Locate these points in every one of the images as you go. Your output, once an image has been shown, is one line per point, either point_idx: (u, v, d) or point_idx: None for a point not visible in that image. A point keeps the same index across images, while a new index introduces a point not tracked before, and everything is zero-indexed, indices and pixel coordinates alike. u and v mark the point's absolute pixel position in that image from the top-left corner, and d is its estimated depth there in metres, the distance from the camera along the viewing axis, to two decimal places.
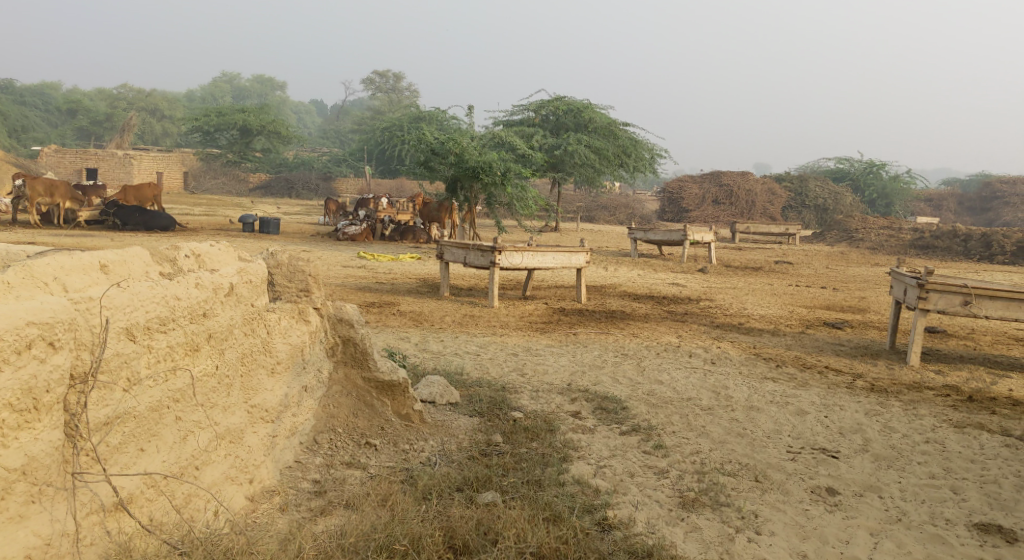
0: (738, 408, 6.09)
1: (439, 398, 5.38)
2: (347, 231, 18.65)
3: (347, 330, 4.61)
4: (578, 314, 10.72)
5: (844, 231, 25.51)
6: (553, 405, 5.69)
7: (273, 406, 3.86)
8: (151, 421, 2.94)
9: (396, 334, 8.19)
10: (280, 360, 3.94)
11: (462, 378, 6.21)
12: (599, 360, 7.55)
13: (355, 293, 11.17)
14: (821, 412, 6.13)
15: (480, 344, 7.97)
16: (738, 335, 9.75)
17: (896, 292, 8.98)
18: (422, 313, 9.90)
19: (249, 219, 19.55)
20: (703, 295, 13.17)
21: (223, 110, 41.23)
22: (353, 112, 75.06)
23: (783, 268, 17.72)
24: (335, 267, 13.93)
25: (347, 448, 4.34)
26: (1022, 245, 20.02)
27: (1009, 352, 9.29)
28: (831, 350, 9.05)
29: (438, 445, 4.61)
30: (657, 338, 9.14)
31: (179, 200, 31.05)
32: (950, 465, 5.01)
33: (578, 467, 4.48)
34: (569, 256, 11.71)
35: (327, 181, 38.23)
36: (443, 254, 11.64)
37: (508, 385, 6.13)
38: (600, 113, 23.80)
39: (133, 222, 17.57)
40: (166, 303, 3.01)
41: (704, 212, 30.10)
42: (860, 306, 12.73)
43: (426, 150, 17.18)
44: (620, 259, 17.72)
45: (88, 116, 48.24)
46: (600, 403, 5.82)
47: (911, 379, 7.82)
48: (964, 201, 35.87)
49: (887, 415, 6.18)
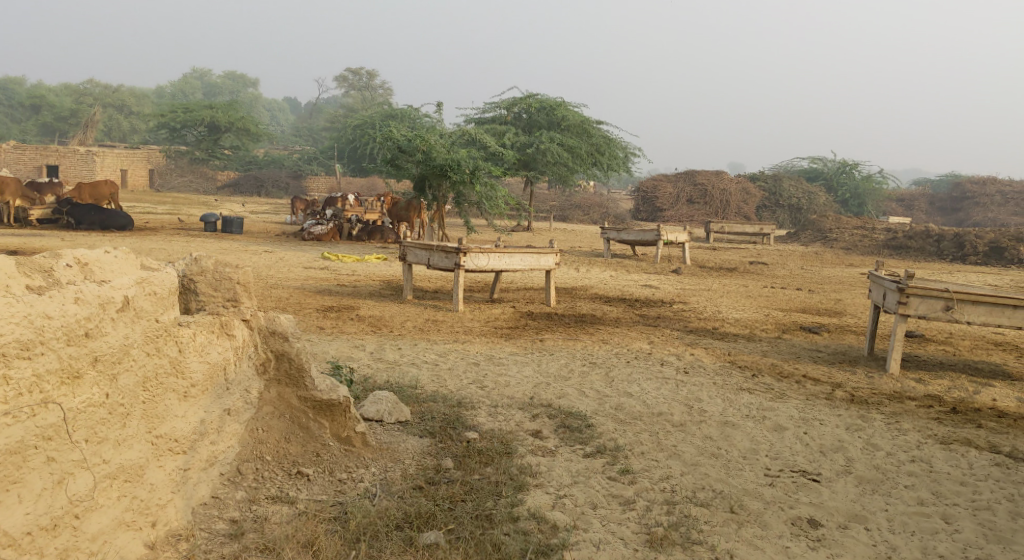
0: (713, 425, 5.69)
1: (387, 417, 4.93)
2: (312, 231, 18.15)
3: (282, 344, 4.14)
4: (545, 319, 10.27)
5: (818, 231, 25.31)
6: (512, 422, 5.25)
7: (186, 435, 3.39)
8: (10, 468, 2.55)
9: (351, 342, 7.72)
10: (196, 382, 3.47)
11: (415, 392, 5.73)
12: (566, 371, 7.11)
13: (313, 296, 10.66)
14: (799, 429, 5.75)
15: (440, 353, 7.50)
16: (712, 341, 9.35)
17: (875, 296, 8.61)
18: (382, 318, 9.44)
19: (211, 218, 18.97)
20: (677, 298, 12.80)
21: (190, 106, 40.39)
22: (327, 110, 74.22)
23: (758, 268, 17.40)
24: (296, 269, 13.42)
25: (275, 479, 3.87)
26: (994, 246, 19.85)
27: (989, 358, 8.97)
28: (808, 357, 8.67)
29: (380, 473, 4.16)
30: (628, 344, 8.72)
31: (143, 198, 30.27)
32: (940, 489, 4.63)
33: (535, 497, 4.04)
34: (537, 258, 11.28)
35: (297, 178, 37.54)
36: (406, 256, 11.15)
37: (465, 400, 5.67)
38: (573, 110, 23.39)
39: (88, 222, 17.05)
40: (32, 325, 2.61)
41: (678, 212, 29.88)
42: (835, 309, 12.40)
43: (394, 148, 16.72)
44: (592, 259, 17.34)
45: (52, 112, 47.14)
46: (563, 420, 5.40)
47: (891, 388, 7.47)
48: (936, 201, 35.88)
49: (869, 431, 5.80)
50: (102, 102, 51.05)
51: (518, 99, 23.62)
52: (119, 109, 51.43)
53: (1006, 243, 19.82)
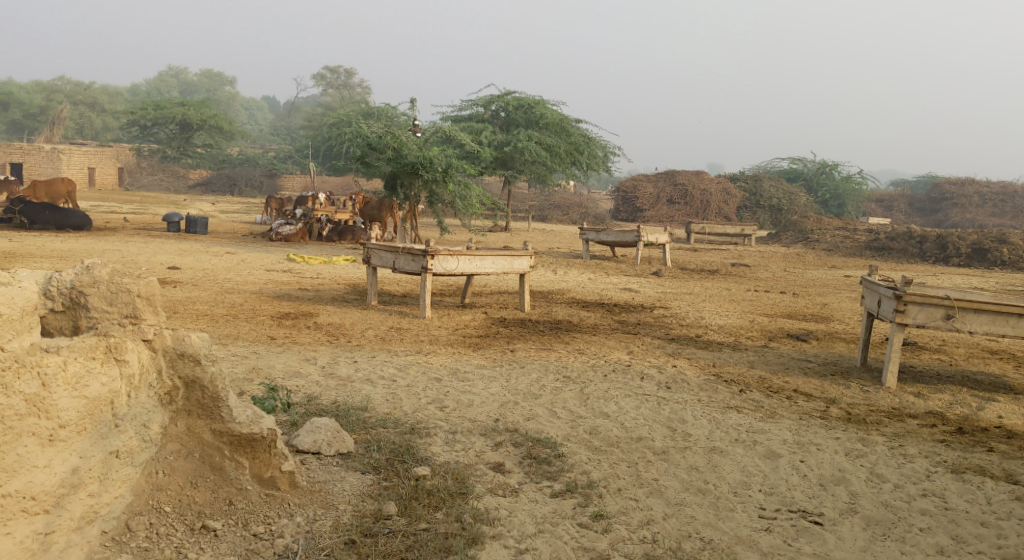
0: (698, 452, 5.10)
1: (326, 448, 4.30)
2: (280, 231, 17.48)
3: (192, 369, 3.52)
4: (518, 326, 9.63)
5: (799, 232, 24.79)
6: (471, 452, 4.62)
7: (48, 491, 2.80)
8: None
9: (301, 354, 7.05)
10: (67, 421, 2.88)
11: (363, 417, 5.06)
12: (537, 387, 6.45)
13: (269, 302, 9.97)
14: (796, 456, 5.15)
15: (399, 367, 6.83)
16: (695, 350, 8.74)
17: (869, 302, 8.01)
18: (342, 325, 8.79)
19: (173, 218, 18.26)
20: (658, 302, 12.20)
21: (161, 103, 39.53)
22: (306, 109, 73.21)
23: (740, 271, 16.85)
24: (257, 271, 12.71)
25: (173, 536, 3.22)
26: (978, 247, 19.40)
27: (988, 368, 8.40)
28: (798, 369, 8.06)
29: (307, 524, 3.52)
30: (605, 355, 8.09)
31: (109, 197, 29.38)
32: (959, 532, 4.10)
33: (494, 554, 3.46)
34: (511, 261, 10.63)
35: (272, 178, 36.71)
36: (369, 258, 10.43)
37: (419, 425, 5.02)
38: (552, 108, 22.78)
39: (42, 221, 16.33)
40: None
41: (658, 212, 29.32)
42: (822, 314, 11.82)
43: (363, 144, 16.00)
44: (569, 261, 16.74)
45: (21, 109, 46.16)
46: (529, 449, 4.78)
47: (889, 404, 6.87)
48: (914, 202, 35.46)
49: (872, 458, 5.20)
50: (73, 99, 50.14)
51: (495, 96, 23.02)
52: (91, 106, 50.47)
53: (989, 244, 19.38)
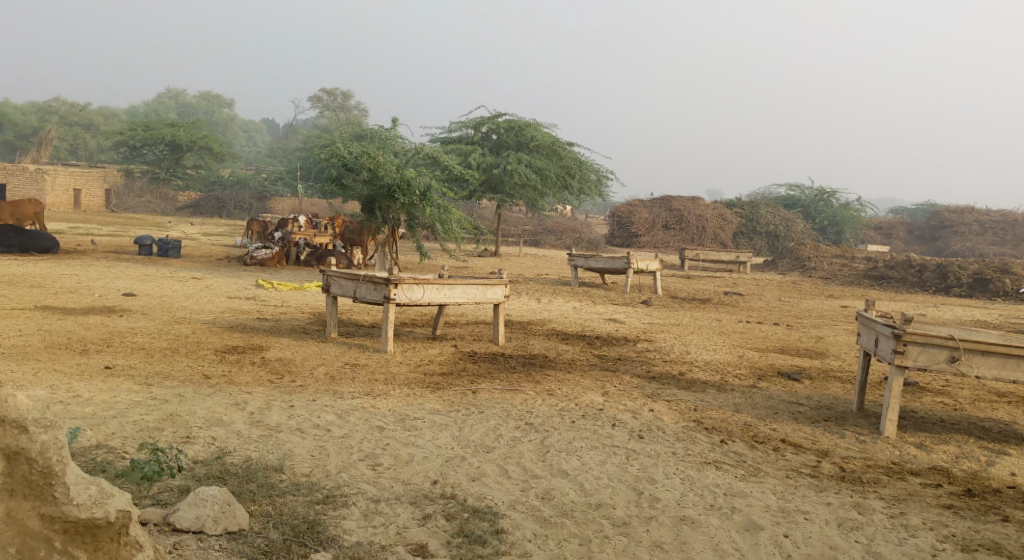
0: (666, 523, 4.36)
1: (210, 526, 3.60)
2: (255, 256, 16.80)
3: (17, 439, 2.87)
4: (487, 362, 8.88)
5: (796, 260, 24.09)
6: (391, 529, 3.90)
7: None
8: None
9: (229, 397, 6.29)
10: None
11: (272, 481, 4.33)
12: (492, 439, 5.69)
13: (220, 334, 9.24)
14: (779, 528, 4.41)
15: (340, 413, 6.09)
16: (677, 391, 7.98)
17: (865, 340, 7.27)
18: (293, 361, 8.08)
19: (146, 241, 17.59)
20: (642, 335, 11.46)
21: (150, 124, 39.01)
22: (302, 131, 72.89)
23: (733, 300, 16.13)
24: (219, 298, 12.00)
25: None
26: (979, 277, 18.71)
27: (997, 413, 7.66)
28: (788, 414, 7.29)
29: None
30: (576, 397, 7.32)
31: (91, 218, 28.68)
32: None
33: None
34: (483, 290, 9.87)
35: (262, 200, 36.03)
36: (330, 286, 9.70)
37: (337, 491, 4.28)
38: (544, 131, 22.15)
39: (5, 243, 15.66)
40: None
41: (653, 238, 28.77)
42: (817, 349, 11.07)
43: (339, 165, 15.27)
44: (556, 289, 16.02)
45: (15, 130, 45.67)
46: (463, 523, 4.04)
47: (888, 457, 6.13)
48: (913, 229, 34.83)
49: (869, 531, 4.47)
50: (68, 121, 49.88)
51: (485, 118, 22.42)
52: (87, 128, 50.14)
53: (990, 274, 18.68)
